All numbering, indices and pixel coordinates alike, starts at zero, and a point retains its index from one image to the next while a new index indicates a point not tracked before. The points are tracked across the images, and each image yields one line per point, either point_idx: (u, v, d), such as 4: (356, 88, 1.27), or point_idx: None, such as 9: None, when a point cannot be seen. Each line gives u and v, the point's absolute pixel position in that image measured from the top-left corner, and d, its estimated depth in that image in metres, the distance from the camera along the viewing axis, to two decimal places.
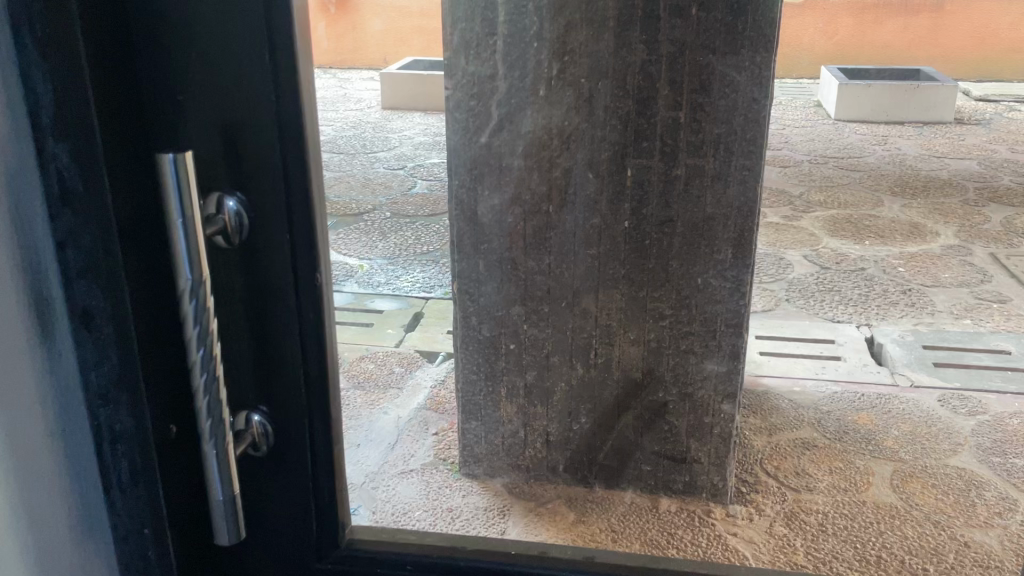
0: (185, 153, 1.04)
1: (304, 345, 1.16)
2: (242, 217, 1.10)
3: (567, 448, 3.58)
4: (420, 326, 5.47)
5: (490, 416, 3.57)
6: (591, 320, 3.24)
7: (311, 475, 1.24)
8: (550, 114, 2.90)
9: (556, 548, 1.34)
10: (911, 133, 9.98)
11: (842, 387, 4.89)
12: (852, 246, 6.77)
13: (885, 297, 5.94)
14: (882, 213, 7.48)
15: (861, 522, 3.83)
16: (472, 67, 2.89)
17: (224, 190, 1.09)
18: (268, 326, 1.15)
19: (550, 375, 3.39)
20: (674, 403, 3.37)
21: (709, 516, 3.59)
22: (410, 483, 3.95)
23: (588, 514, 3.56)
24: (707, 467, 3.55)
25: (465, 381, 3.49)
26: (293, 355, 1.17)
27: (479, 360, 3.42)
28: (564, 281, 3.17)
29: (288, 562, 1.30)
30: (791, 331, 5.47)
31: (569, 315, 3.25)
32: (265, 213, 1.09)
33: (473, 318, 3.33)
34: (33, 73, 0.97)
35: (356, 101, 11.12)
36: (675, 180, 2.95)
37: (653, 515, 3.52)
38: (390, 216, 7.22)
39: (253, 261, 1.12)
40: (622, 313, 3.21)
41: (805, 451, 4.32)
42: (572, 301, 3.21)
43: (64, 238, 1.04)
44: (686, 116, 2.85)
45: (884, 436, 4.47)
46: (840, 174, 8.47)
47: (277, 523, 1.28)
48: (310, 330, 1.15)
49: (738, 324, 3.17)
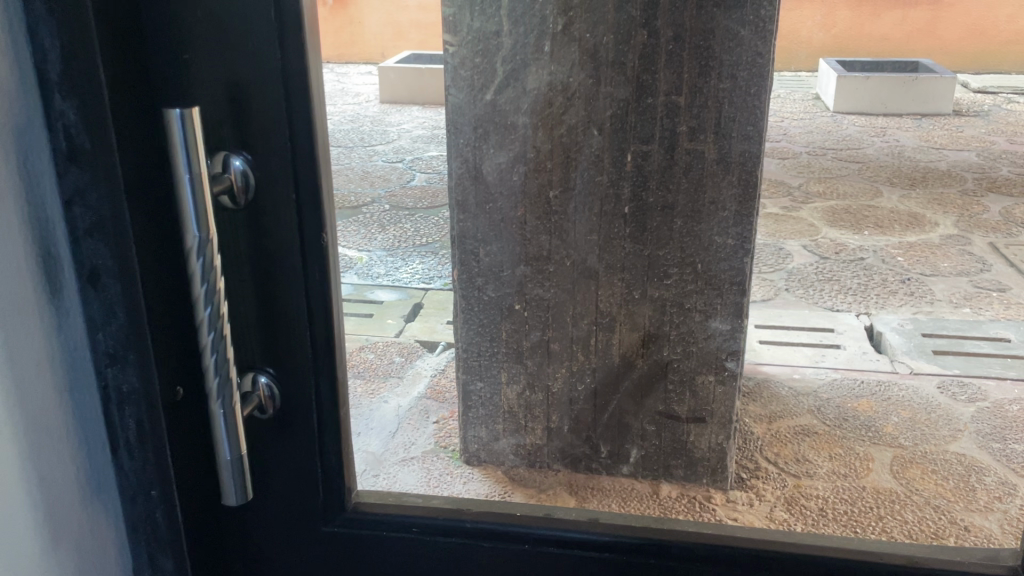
0: (192, 109, 1.05)
1: (310, 306, 1.17)
2: (247, 177, 1.10)
3: (571, 413, 3.79)
4: (420, 316, 5.47)
5: (496, 375, 3.76)
6: (595, 289, 3.44)
7: (317, 436, 1.25)
8: (554, 71, 3.03)
9: (561, 510, 1.36)
10: (910, 125, 9.99)
11: (841, 374, 4.90)
12: (850, 236, 6.78)
13: (884, 286, 5.95)
14: (880, 204, 7.49)
15: (860, 506, 3.85)
16: (477, 23, 3.01)
17: (230, 149, 1.10)
18: (275, 286, 1.16)
19: (554, 332, 3.58)
20: (678, 362, 3.56)
21: (710, 500, 3.83)
22: (411, 470, 4.00)
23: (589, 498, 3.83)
24: (706, 450, 3.81)
25: (469, 342, 3.69)
26: (298, 316, 1.17)
27: (481, 323, 3.63)
28: (569, 240, 3.34)
29: (294, 524, 1.31)
30: (790, 319, 5.47)
31: (573, 277, 3.42)
32: (270, 172, 1.10)
33: (478, 279, 3.51)
34: (41, 29, 1.00)
35: (353, 96, 11.11)
36: (675, 164, 3.15)
37: (653, 499, 3.80)
38: (389, 208, 7.22)
39: (260, 223, 1.13)
40: (628, 273, 3.38)
41: (804, 437, 4.33)
42: (577, 264, 3.39)
43: (71, 196, 1.06)
44: (684, 98, 3.03)
45: (883, 423, 4.48)
46: (838, 166, 8.47)
47: (284, 485, 1.29)
48: (316, 290, 1.16)
49: (740, 284, 3.36)
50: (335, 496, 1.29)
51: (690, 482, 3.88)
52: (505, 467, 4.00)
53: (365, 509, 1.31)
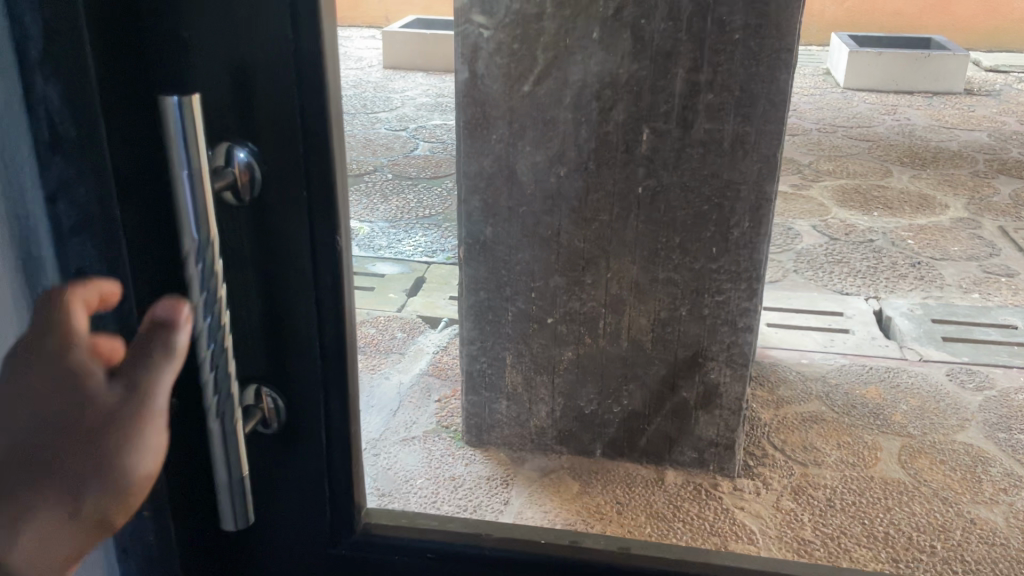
0: (193, 95, 0.94)
1: (321, 308, 1.07)
2: (252, 172, 1.00)
3: (608, 430, 3.78)
4: (422, 291, 5.37)
5: (531, 395, 3.74)
6: (608, 273, 3.37)
7: (326, 455, 1.16)
8: (603, 60, 2.92)
9: (590, 538, 1.26)
10: (920, 103, 9.82)
11: (850, 360, 4.80)
12: (860, 217, 6.66)
13: (894, 269, 5.84)
14: (890, 184, 7.35)
15: (868, 497, 3.79)
16: (517, 4, 2.89)
17: (234, 140, 0.99)
18: (284, 285, 1.06)
19: (594, 346, 3.56)
20: (725, 380, 3.55)
21: (716, 488, 3.79)
22: (413, 451, 3.95)
23: (593, 484, 3.78)
24: (713, 439, 3.73)
25: (500, 359, 3.66)
26: (308, 320, 1.08)
27: (504, 328, 3.57)
28: (614, 250, 3.31)
29: (300, 550, 1.23)
30: (799, 302, 5.37)
31: (616, 286, 3.40)
32: (279, 167, 1.00)
33: (507, 289, 3.46)
34: (21, 7, 0.94)
35: (356, 62, 10.92)
36: (695, 145, 3.05)
37: (659, 487, 3.75)
38: (391, 177, 7.09)
39: (265, 225, 1.03)
40: (678, 285, 3.35)
41: (812, 423, 4.25)
42: (622, 274, 3.36)
43: (56, 190, 1.02)
44: (706, 78, 2.92)
45: (892, 411, 4.40)
46: (848, 143, 8.32)
47: (287, 501, 1.20)
48: (328, 296, 1.06)
49: (759, 270, 3.26)
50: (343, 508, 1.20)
51: (695, 468, 3.82)
52: (508, 450, 3.93)
53: (374, 534, 1.22)
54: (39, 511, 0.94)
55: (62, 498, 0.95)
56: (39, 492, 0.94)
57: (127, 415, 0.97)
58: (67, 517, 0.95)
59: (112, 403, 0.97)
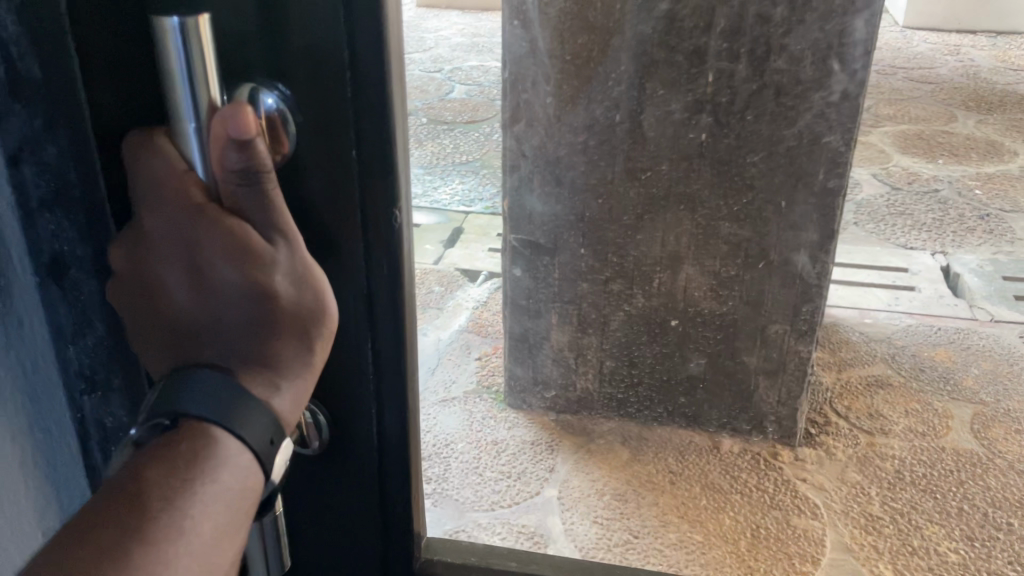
0: (198, 18, 0.87)
1: (367, 244, 1.08)
2: (283, 114, 0.95)
3: (696, 403, 3.56)
4: (460, 242, 5.14)
5: (611, 364, 3.51)
6: (711, 237, 3.10)
7: (381, 457, 1.22)
8: None
9: None
10: (984, 43, 9.23)
11: (916, 320, 4.50)
12: (923, 165, 6.26)
13: (962, 222, 5.47)
14: (955, 130, 6.91)
15: (940, 470, 3.52)
16: None
17: (258, 83, 0.93)
18: (326, 226, 1.06)
19: (690, 313, 3.30)
20: None
21: (777, 458, 3.55)
22: (452, 413, 3.75)
23: (643, 452, 3.55)
24: (774, 407, 3.49)
25: (581, 325, 3.41)
26: (351, 257, 1.08)
27: (581, 295, 3.32)
28: (719, 211, 3.03)
29: (356, 548, 1.29)
30: (860, 257, 5.05)
31: (720, 249, 3.12)
32: (319, 107, 0.97)
33: (594, 254, 3.21)
34: None
35: None
36: (765, 86, 2.73)
37: (714, 456, 3.52)
38: (426, 121, 6.79)
39: (303, 166, 1.01)
40: (790, 252, 3.05)
41: (878, 389, 3.98)
42: (728, 238, 3.08)
43: (19, 152, 0.95)
44: (782, 14, 2.61)
45: (963, 375, 4.09)
46: (909, 86, 7.82)
47: (336, 466, 1.22)
48: (374, 232, 1.07)
49: (829, 226, 2.96)
50: (397, 482, 1.25)
51: (754, 437, 3.59)
52: (553, 413, 3.71)
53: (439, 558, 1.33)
54: (287, 368, 0.95)
55: (301, 350, 0.96)
56: (276, 352, 0.94)
57: (302, 266, 0.96)
58: (308, 365, 0.97)
59: (288, 257, 0.95)
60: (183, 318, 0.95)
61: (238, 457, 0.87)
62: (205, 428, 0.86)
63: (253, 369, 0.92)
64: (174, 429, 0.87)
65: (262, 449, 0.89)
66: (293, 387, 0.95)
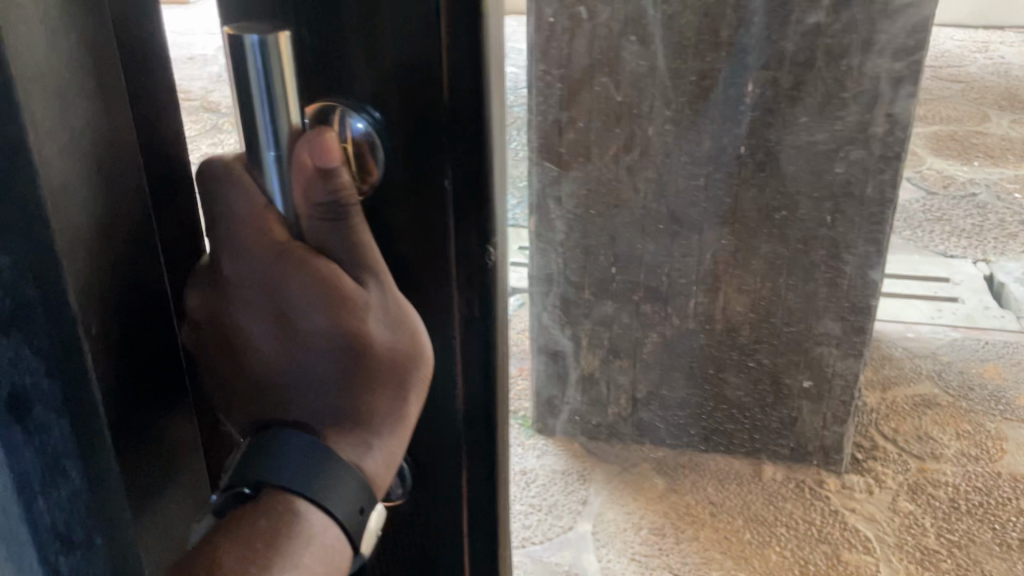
0: (276, 34, 0.72)
1: (474, 294, 0.90)
2: (373, 140, 0.79)
3: (735, 428, 3.35)
4: None
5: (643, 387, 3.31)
6: (752, 255, 2.91)
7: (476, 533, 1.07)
8: None
9: None
10: (1011, 41, 8.98)
11: (961, 334, 4.29)
12: (957, 168, 6.03)
13: (1001, 228, 5.24)
14: (987, 130, 6.68)
15: (997, 497, 3.31)
16: None
17: (345, 104, 0.78)
18: (417, 278, 0.87)
19: (729, 335, 3.11)
20: None
21: (822, 486, 3.36)
22: None
23: (682, 482, 3.35)
24: (818, 431, 3.30)
25: (614, 346, 3.23)
26: (448, 319, 0.89)
27: (614, 315, 3.14)
28: (762, 226, 2.85)
29: None
30: (899, 267, 4.83)
31: (761, 267, 2.94)
32: (416, 130, 0.79)
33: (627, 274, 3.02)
34: None
35: None
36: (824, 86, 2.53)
37: (756, 485, 3.32)
38: None
39: (391, 197, 0.82)
40: (838, 271, 2.88)
41: (926, 409, 3.77)
42: (771, 254, 2.90)
43: None
44: (826, 19, 2.45)
45: (1016, 393, 3.87)
46: (935, 85, 7.60)
47: None
48: (478, 284, 0.89)
49: (879, 249, 2.80)
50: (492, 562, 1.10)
51: (798, 463, 3.38)
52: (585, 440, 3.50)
53: None
54: (378, 430, 0.83)
55: (396, 404, 0.84)
56: (369, 410, 0.83)
57: (397, 307, 0.83)
58: (403, 422, 0.84)
59: (383, 298, 0.82)
60: (264, 367, 0.85)
61: (324, 535, 0.79)
62: (279, 515, 0.79)
63: (341, 439, 0.82)
64: (255, 501, 0.80)
65: (352, 528, 0.81)
66: (388, 442, 0.84)
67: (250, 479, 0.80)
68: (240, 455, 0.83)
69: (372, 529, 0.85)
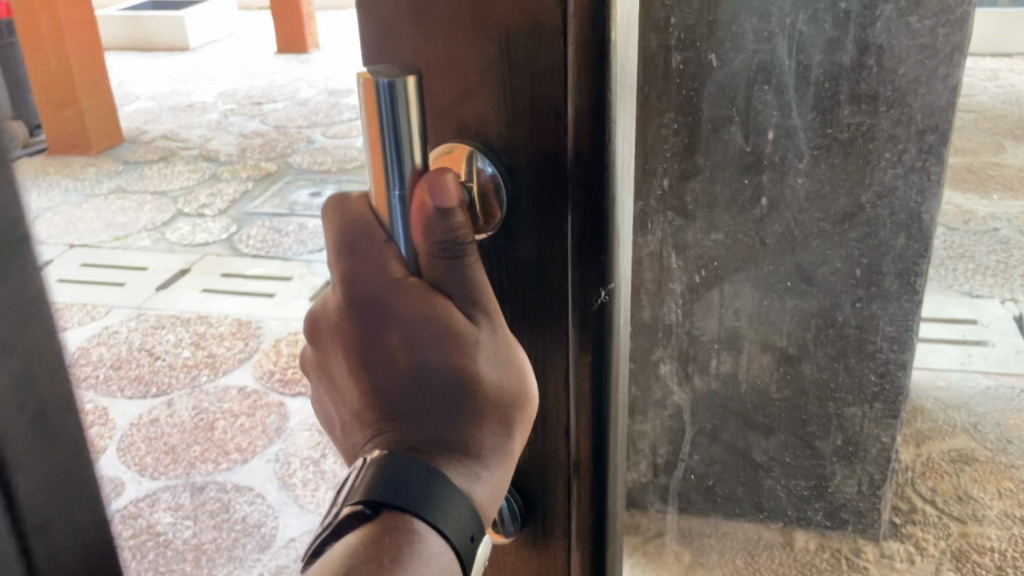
0: (404, 80, 0.97)
1: (581, 304, 1.17)
2: (493, 178, 1.10)
3: (768, 496, 3.08)
4: None
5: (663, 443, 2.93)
6: (784, 308, 2.67)
7: (578, 516, 1.31)
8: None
9: None
10: None
11: None
12: None
13: None
14: None
15: None
16: None
17: (477, 147, 1.09)
18: (535, 284, 1.16)
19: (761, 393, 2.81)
20: None
21: (859, 555, 3.23)
22: None
23: (706, 554, 3.18)
24: (852, 497, 3.09)
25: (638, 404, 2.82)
26: (557, 305, 1.17)
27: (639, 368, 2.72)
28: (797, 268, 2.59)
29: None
30: None
31: (789, 319, 2.69)
32: (524, 169, 1.09)
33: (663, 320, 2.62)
34: None
35: None
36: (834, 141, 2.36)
37: (786, 556, 3.16)
38: None
39: (510, 222, 1.12)
40: (876, 330, 2.70)
41: (964, 466, 3.50)
42: (804, 310, 2.68)
43: None
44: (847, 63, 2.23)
45: None
46: None
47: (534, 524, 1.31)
48: (587, 287, 1.15)
49: (915, 293, 2.63)
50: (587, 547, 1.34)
51: (833, 533, 3.19)
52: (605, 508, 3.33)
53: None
54: (482, 443, 1.06)
55: (494, 428, 1.07)
56: (464, 429, 1.05)
57: (493, 336, 1.09)
58: (504, 435, 1.08)
59: (483, 330, 1.08)
60: (384, 392, 1.06)
61: (437, 556, 0.99)
62: (403, 519, 0.99)
63: (449, 456, 1.03)
64: (378, 519, 1.00)
65: (463, 546, 1.02)
66: (491, 475, 1.06)
67: (375, 495, 0.99)
68: (358, 481, 1.02)
69: (478, 555, 1.06)
